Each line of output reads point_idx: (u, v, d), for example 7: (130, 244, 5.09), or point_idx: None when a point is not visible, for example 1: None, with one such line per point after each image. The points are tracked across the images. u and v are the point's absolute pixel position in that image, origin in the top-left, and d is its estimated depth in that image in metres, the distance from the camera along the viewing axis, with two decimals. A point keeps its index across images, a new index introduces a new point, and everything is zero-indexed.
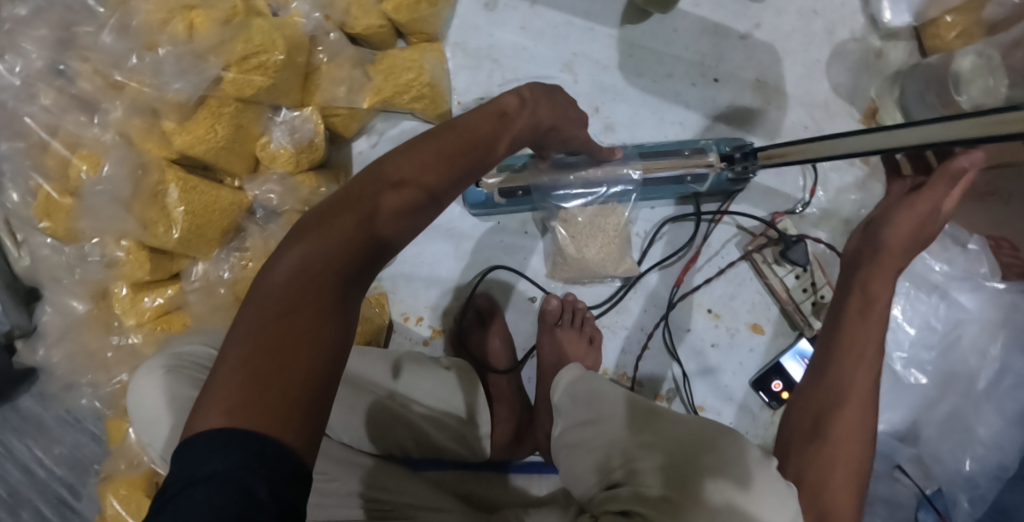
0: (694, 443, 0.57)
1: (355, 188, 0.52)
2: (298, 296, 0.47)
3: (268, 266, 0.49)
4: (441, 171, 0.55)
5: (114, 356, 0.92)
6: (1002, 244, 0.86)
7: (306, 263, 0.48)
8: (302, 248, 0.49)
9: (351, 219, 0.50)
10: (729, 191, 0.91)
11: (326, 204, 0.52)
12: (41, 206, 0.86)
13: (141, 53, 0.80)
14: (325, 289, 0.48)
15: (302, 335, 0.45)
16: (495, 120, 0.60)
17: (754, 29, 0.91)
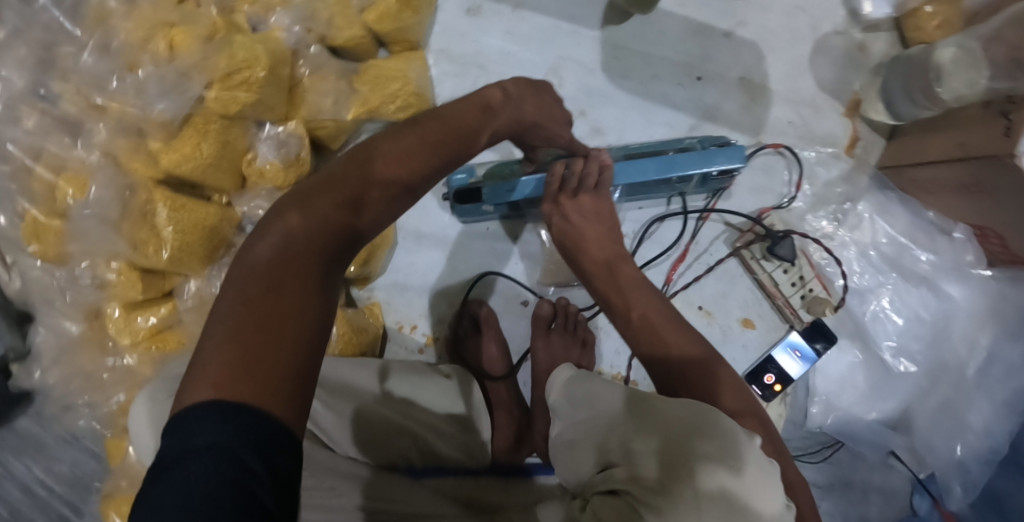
0: (685, 426, 0.54)
1: (343, 172, 0.56)
2: (284, 270, 0.50)
3: (255, 238, 0.52)
4: (422, 158, 0.59)
5: (110, 376, 0.93)
6: (988, 234, 0.84)
7: (294, 240, 0.51)
8: (290, 227, 0.52)
9: (335, 201, 0.54)
10: (717, 189, 0.89)
11: (314, 185, 0.55)
12: (29, 229, 0.86)
13: (122, 74, 0.80)
14: (310, 265, 0.51)
15: (288, 308, 0.49)
16: (479, 111, 0.64)
17: (737, 27, 0.91)
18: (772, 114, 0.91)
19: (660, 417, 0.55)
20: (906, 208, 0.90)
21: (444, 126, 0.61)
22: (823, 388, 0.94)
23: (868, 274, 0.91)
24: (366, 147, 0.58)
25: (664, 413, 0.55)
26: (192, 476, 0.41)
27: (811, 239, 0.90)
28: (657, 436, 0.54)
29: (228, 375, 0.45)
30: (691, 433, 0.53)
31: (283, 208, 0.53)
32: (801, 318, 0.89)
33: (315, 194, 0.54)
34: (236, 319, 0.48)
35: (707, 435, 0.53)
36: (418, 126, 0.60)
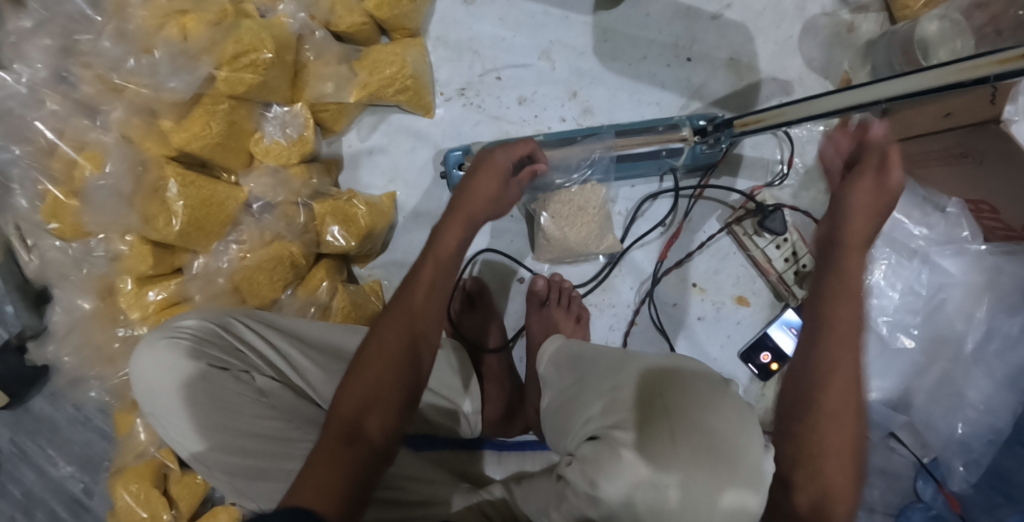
0: (662, 377, 0.52)
1: (374, 343, 0.65)
2: (353, 433, 0.61)
3: (327, 418, 0.63)
4: (440, 285, 0.70)
5: (120, 348, 0.96)
6: (982, 208, 0.85)
7: (351, 411, 0.62)
8: (345, 407, 0.62)
9: (390, 337, 0.65)
10: (706, 165, 0.92)
11: (356, 360, 0.65)
12: (48, 208, 0.90)
13: (138, 55, 0.84)
14: (373, 421, 0.62)
15: (358, 461, 0.60)
16: (484, 204, 0.74)
17: (725, 9, 0.94)
18: (761, 94, 0.92)
19: (637, 375, 0.54)
20: None
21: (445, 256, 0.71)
22: None
23: None
24: (388, 310, 0.67)
25: (642, 370, 0.55)
26: None
27: (798, 212, 0.92)
28: (637, 387, 0.52)
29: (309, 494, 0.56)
30: (666, 381, 0.52)
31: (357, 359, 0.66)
32: (794, 294, 0.91)
33: (354, 375, 0.64)
34: (314, 477, 0.58)
35: (684, 382, 0.51)
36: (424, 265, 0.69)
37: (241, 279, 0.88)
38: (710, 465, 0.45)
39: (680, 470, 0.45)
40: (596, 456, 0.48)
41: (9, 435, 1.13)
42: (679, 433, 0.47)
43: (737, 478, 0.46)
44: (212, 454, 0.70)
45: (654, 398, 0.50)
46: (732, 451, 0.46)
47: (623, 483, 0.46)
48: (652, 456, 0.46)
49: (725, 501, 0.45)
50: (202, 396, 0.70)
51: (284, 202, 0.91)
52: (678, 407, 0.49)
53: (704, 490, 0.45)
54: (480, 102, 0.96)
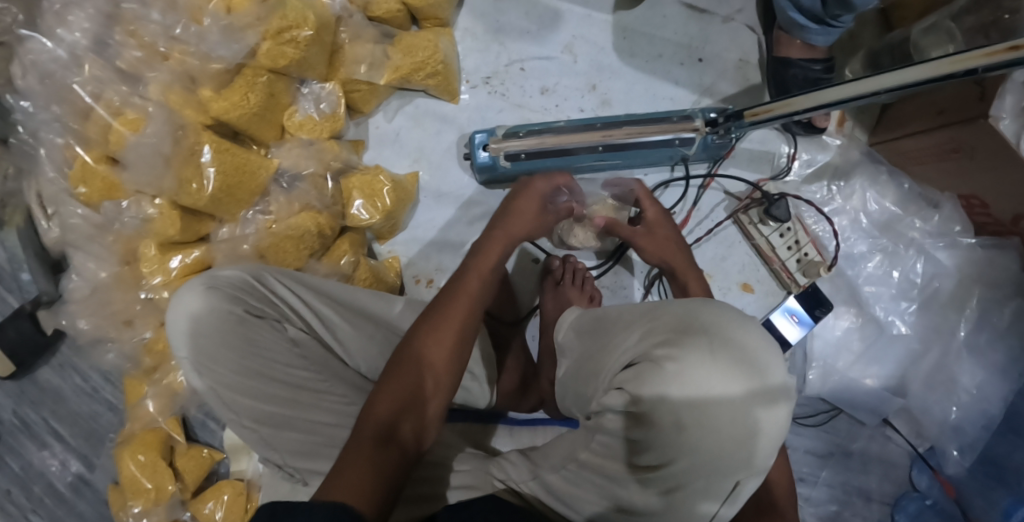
0: (691, 308, 0.60)
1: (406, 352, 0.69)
2: (391, 430, 0.63)
3: (359, 417, 0.64)
4: (478, 298, 0.74)
5: (141, 310, 0.99)
6: (972, 203, 0.91)
7: (387, 413, 0.64)
8: (381, 410, 0.64)
9: (434, 340, 0.69)
10: (716, 157, 0.97)
11: (389, 368, 0.67)
12: (78, 173, 0.93)
13: (187, 24, 0.89)
14: (406, 428, 0.64)
15: (393, 462, 0.60)
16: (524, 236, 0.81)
17: (736, 13, 1.00)
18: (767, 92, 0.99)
19: (667, 310, 0.62)
20: (895, 180, 0.96)
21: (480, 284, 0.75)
22: (820, 353, 0.97)
23: (858, 239, 0.97)
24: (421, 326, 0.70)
25: (672, 304, 0.63)
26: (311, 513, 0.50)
27: (802, 202, 0.97)
28: (670, 317, 0.61)
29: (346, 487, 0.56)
30: (697, 309, 0.60)
31: (396, 357, 0.69)
32: (798, 282, 0.96)
33: (390, 382, 0.66)
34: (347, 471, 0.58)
35: (716, 316, 0.58)
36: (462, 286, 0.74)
37: (267, 245, 0.91)
38: (742, 374, 0.54)
39: (718, 378, 0.53)
40: (639, 374, 0.57)
41: (13, 407, 1.12)
42: (714, 345, 0.55)
43: (766, 387, 0.54)
44: (240, 399, 0.71)
45: (688, 322, 0.58)
46: (760, 362, 0.55)
47: (668, 390, 0.54)
48: (693, 365, 0.54)
49: (758, 406, 0.53)
50: (238, 339, 0.72)
51: (313, 175, 0.95)
52: (722, 340, 0.56)
53: (743, 396, 0.53)
54: (504, 90, 1.01)
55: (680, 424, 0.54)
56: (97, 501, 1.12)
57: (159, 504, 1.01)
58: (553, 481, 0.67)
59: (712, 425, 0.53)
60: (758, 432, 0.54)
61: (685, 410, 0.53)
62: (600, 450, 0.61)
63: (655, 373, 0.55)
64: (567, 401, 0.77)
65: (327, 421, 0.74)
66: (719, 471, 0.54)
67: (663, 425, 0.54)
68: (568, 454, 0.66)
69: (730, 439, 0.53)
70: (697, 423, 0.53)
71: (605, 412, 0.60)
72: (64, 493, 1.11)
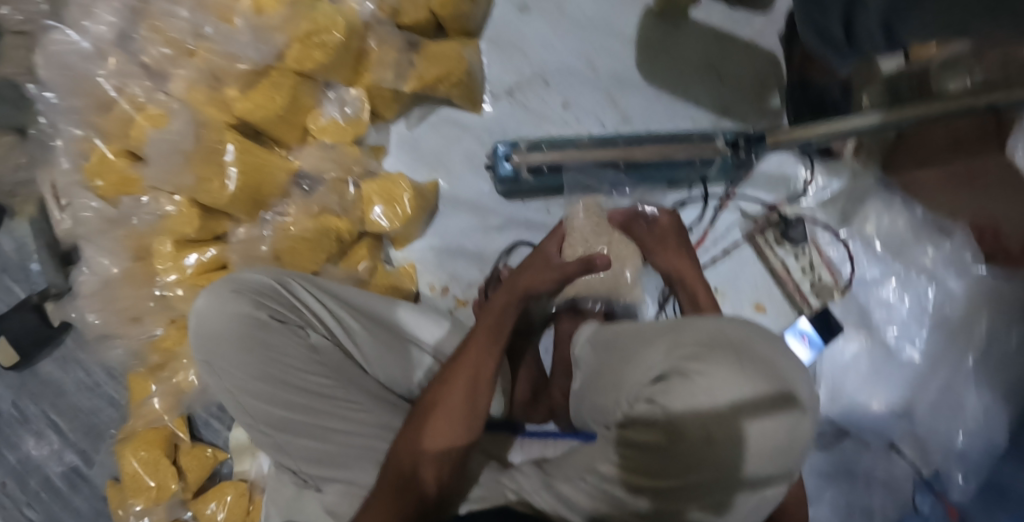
0: (721, 325, 0.60)
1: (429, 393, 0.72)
2: (403, 484, 0.67)
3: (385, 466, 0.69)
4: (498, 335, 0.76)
5: (153, 308, 0.98)
6: (984, 232, 0.93)
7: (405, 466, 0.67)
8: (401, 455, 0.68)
9: (453, 382, 0.71)
10: (735, 180, 0.99)
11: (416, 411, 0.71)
12: (94, 166, 0.93)
13: (215, 23, 0.89)
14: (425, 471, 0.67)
15: (410, 507, 0.66)
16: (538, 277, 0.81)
17: (757, 37, 1.02)
18: (785, 115, 1.01)
19: (695, 326, 0.62)
20: (908, 206, 0.97)
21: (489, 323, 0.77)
22: (829, 374, 0.98)
23: (871, 264, 0.98)
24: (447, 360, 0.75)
25: (700, 320, 0.63)
26: None
27: (819, 225, 0.99)
28: (698, 332, 0.60)
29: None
30: (725, 325, 0.60)
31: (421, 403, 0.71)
32: (810, 304, 0.97)
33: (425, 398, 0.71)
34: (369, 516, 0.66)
35: (740, 329, 0.59)
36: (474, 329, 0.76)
37: (285, 247, 0.92)
38: (772, 391, 0.53)
39: (748, 393, 0.53)
40: (668, 387, 0.56)
41: (12, 397, 1.12)
42: (744, 361, 0.55)
43: (794, 405, 0.54)
44: (258, 405, 0.72)
45: (717, 337, 0.58)
46: (789, 380, 0.55)
47: (695, 405, 0.54)
48: (722, 379, 0.53)
49: (786, 424, 0.54)
50: (257, 345, 0.72)
51: (335, 178, 0.96)
52: (748, 350, 0.57)
53: (774, 405, 0.53)
54: (526, 101, 1.02)
55: (708, 438, 0.53)
56: (93, 497, 1.10)
57: (160, 503, 1.00)
58: (568, 491, 0.67)
59: (742, 440, 0.53)
60: (783, 447, 0.54)
61: (715, 424, 0.53)
62: (624, 461, 0.60)
63: (684, 387, 0.55)
64: (583, 413, 0.77)
65: (343, 430, 0.74)
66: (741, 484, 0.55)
67: (690, 439, 0.54)
68: (586, 466, 0.65)
69: (757, 454, 0.54)
70: (725, 438, 0.53)
71: (631, 424, 0.59)
72: (61, 488, 1.10)
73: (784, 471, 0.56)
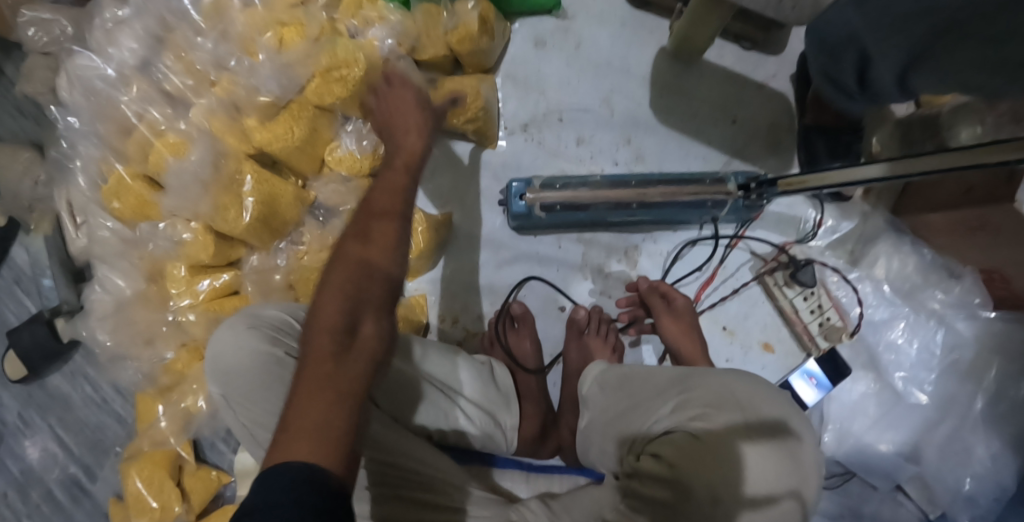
0: (728, 382, 0.63)
1: (337, 273, 0.64)
2: (346, 338, 0.59)
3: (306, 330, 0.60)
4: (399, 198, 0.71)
5: (166, 331, 0.99)
6: (994, 276, 0.94)
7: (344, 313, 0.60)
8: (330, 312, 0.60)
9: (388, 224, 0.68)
10: (744, 219, 1.00)
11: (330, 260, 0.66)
12: (112, 189, 0.94)
13: (241, 56, 0.91)
14: (374, 293, 0.63)
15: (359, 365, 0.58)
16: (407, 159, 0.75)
17: (770, 78, 1.04)
18: (797, 156, 1.02)
19: (703, 381, 0.64)
20: (918, 248, 0.98)
21: (361, 263, 0.64)
22: (836, 415, 0.99)
23: (879, 306, 0.99)
24: (332, 263, 0.65)
25: (706, 375, 0.65)
26: (280, 478, 0.48)
27: (828, 267, 1.00)
28: (706, 390, 0.63)
29: (300, 437, 0.51)
30: (732, 384, 0.62)
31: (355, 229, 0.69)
32: (819, 345, 0.98)
33: (325, 298, 0.61)
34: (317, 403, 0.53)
35: (745, 387, 0.61)
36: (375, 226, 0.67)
37: (298, 278, 0.94)
38: (777, 454, 0.56)
39: (752, 454, 0.56)
40: (676, 443, 0.59)
41: (19, 408, 1.13)
42: (750, 424, 0.58)
43: (796, 467, 0.56)
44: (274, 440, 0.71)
45: (725, 398, 0.61)
46: (792, 444, 0.57)
47: (699, 461, 0.57)
48: (730, 441, 0.57)
49: (790, 486, 0.56)
50: (274, 381, 0.71)
51: (349, 211, 0.97)
52: (753, 411, 0.59)
53: (773, 466, 0.56)
54: (541, 138, 1.04)
55: (715, 498, 0.56)
56: (94, 512, 1.09)
57: None
58: None
59: (748, 500, 0.55)
60: (792, 506, 0.56)
61: (720, 485, 0.56)
62: (628, 517, 0.61)
63: (690, 444, 0.58)
64: (592, 452, 0.78)
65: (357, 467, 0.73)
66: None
67: (698, 496, 0.56)
68: (600, 509, 0.68)
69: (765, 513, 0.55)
70: (731, 498, 0.55)
71: (637, 476, 0.61)
72: (62, 502, 1.09)
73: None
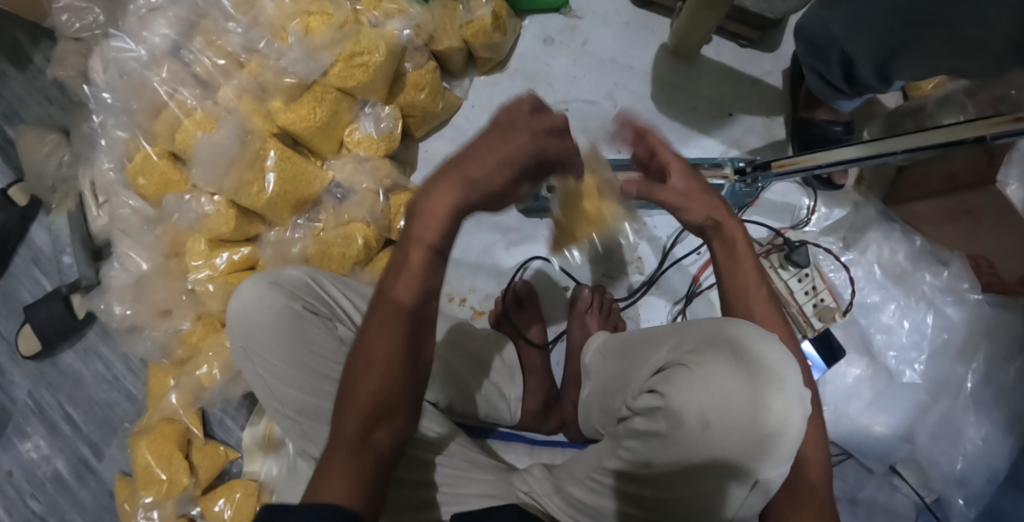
0: (722, 319, 0.59)
1: (370, 341, 0.57)
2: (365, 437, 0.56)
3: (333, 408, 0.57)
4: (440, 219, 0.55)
5: (181, 302, 1.02)
6: (981, 263, 0.97)
7: (359, 417, 0.56)
8: (350, 421, 0.55)
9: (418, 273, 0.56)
10: (741, 204, 1.06)
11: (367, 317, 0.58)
12: (138, 165, 0.99)
13: (270, 39, 0.97)
14: (398, 392, 0.57)
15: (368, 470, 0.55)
16: (483, 155, 0.56)
17: (765, 75, 1.10)
18: (790, 148, 1.08)
19: (700, 322, 0.62)
20: (908, 237, 1.03)
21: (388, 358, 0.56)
22: (831, 398, 1.01)
23: (871, 289, 1.03)
24: (375, 323, 0.57)
25: (705, 317, 0.62)
26: None
27: (821, 250, 1.04)
28: (702, 329, 0.60)
29: (332, 489, 0.53)
30: (728, 322, 0.58)
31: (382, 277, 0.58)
32: (813, 326, 1.00)
33: (354, 386, 0.56)
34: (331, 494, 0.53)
35: (738, 325, 0.57)
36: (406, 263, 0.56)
37: (315, 251, 0.96)
38: (764, 381, 0.52)
39: (740, 382, 0.53)
40: (669, 378, 0.57)
41: (30, 386, 1.15)
42: (740, 355, 0.54)
43: (785, 397, 0.51)
44: (289, 391, 0.74)
45: (717, 333, 0.57)
46: (780, 373, 0.52)
47: (687, 392, 0.54)
48: (718, 370, 0.54)
49: (777, 413, 0.51)
50: (292, 333, 0.74)
51: (367, 189, 1.01)
52: (740, 346, 0.55)
53: (760, 397, 0.52)
54: None
55: (703, 422, 0.53)
56: (100, 491, 1.11)
57: (170, 497, 1.01)
58: (577, 493, 0.67)
59: (734, 426, 0.52)
60: (777, 433, 0.51)
61: (710, 410, 0.53)
62: (625, 454, 0.60)
63: (682, 378, 0.56)
64: (591, 420, 0.80)
65: None
66: (733, 472, 0.53)
67: (688, 422, 0.54)
68: (594, 464, 0.66)
69: (748, 438, 0.52)
70: (720, 423, 0.53)
71: (636, 414, 0.60)
72: (69, 480, 1.11)
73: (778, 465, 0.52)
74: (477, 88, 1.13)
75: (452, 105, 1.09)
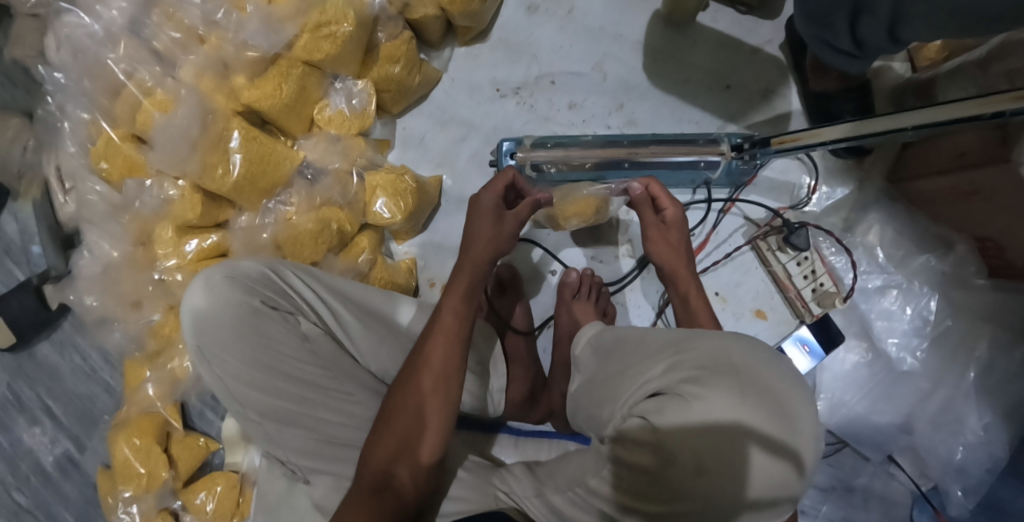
0: (727, 344, 0.53)
1: (399, 399, 0.67)
2: (382, 484, 0.64)
3: (360, 465, 0.67)
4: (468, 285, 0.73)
5: (151, 293, 0.98)
6: (989, 245, 0.91)
7: (381, 462, 0.65)
8: (377, 459, 0.66)
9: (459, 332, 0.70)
10: (737, 184, 1.01)
11: (405, 371, 0.69)
12: (101, 150, 0.93)
13: (228, 10, 0.90)
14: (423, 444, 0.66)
15: (387, 509, 0.63)
16: (487, 248, 0.75)
17: (764, 44, 1.04)
18: (791, 123, 1.02)
19: (700, 341, 0.55)
20: (912, 218, 0.98)
21: (415, 421, 0.66)
22: (829, 385, 0.98)
23: (872, 274, 0.99)
24: (404, 383, 0.68)
25: (706, 335, 0.55)
26: None
27: (822, 232, 1.00)
28: (700, 351, 0.53)
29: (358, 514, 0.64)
30: (733, 345, 0.52)
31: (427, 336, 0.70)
32: (810, 311, 0.98)
33: (382, 432, 0.67)
34: None
35: (743, 353, 0.51)
36: (436, 341, 0.69)
37: (286, 237, 0.90)
38: (771, 422, 0.46)
39: (743, 427, 0.46)
40: (661, 408, 0.50)
41: (8, 379, 1.12)
42: (746, 390, 0.48)
43: (793, 446, 0.46)
44: (249, 392, 0.71)
45: (719, 360, 0.51)
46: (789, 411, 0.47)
47: (687, 432, 0.48)
48: (720, 407, 0.47)
49: (780, 456, 0.46)
50: (251, 332, 0.70)
51: (339, 170, 0.96)
52: (749, 379, 0.48)
53: (767, 443, 0.46)
54: (533, 102, 1.04)
55: (699, 461, 0.47)
56: (84, 484, 1.09)
57: (150, 491, 0.98)
58: (558, 503, 0.62)
59: (734, 463, 0.46)
60: (779, 482, 0.47)
61: (709, 452, 0.47)
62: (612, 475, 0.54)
63: (679, 411, 0.49)
64: (578, 419, 0.72)
65: (334, 421, 0.74)
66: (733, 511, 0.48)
67: (682, 459, 0.48)
68: (576, 477, 0.60)
69: (745, 484, 0.47)
70: (720, 468, 0.47)
71: (623, 440, 0.54)
72: (52, 473, 1.09)
73: (776, 506, 0.48)
74: (455, 62, 1.07)
75: (431, 78, 1.03)
